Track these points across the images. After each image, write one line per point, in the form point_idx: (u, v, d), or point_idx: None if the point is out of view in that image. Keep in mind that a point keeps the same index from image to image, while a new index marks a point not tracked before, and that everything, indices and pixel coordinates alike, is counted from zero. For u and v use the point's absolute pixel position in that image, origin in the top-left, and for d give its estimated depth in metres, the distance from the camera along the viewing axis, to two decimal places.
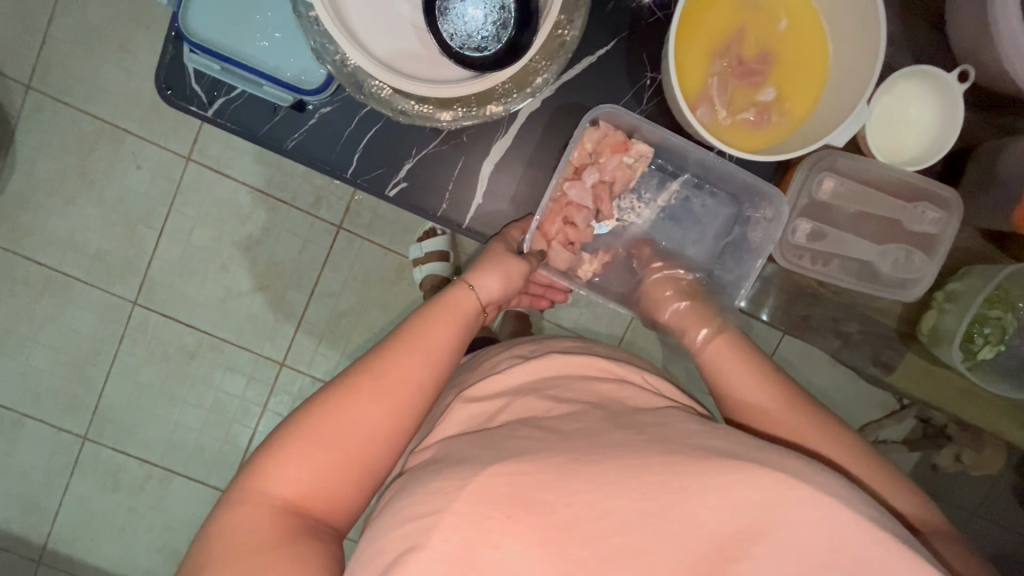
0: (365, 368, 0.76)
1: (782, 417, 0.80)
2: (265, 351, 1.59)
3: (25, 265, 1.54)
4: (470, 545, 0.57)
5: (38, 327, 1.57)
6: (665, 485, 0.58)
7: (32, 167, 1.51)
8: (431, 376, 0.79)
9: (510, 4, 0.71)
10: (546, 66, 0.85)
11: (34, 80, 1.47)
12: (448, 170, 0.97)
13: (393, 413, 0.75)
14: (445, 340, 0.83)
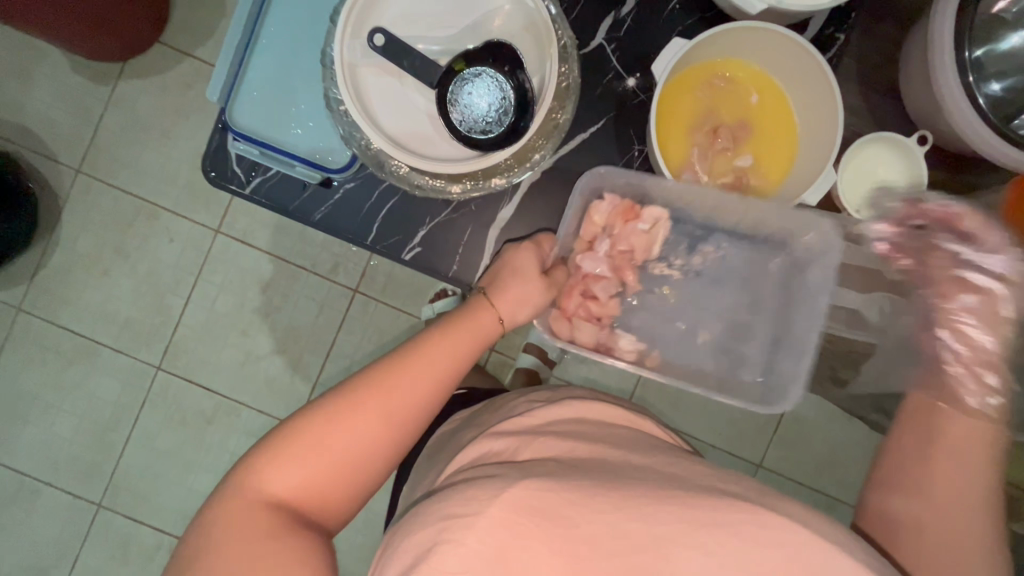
0: (374, 384, 0.80)
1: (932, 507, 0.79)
2: (281, 414, 1.63)
3: (57, 334, 1.62)
4: (501, 544, 0.58)
5: (64, 393, 1.63)
6: (677, 518, 0.59)
7: (73, 241, 1.63)
8: (430, 398, 0.84)
9: (511, 95, 0.84)
10: (543, 144, 0.94)
11: (83, 164, 1.62)
12: (458, 236, 1.04)
13: (394, 429, 0.80)
14: (444, 366, 0.85)
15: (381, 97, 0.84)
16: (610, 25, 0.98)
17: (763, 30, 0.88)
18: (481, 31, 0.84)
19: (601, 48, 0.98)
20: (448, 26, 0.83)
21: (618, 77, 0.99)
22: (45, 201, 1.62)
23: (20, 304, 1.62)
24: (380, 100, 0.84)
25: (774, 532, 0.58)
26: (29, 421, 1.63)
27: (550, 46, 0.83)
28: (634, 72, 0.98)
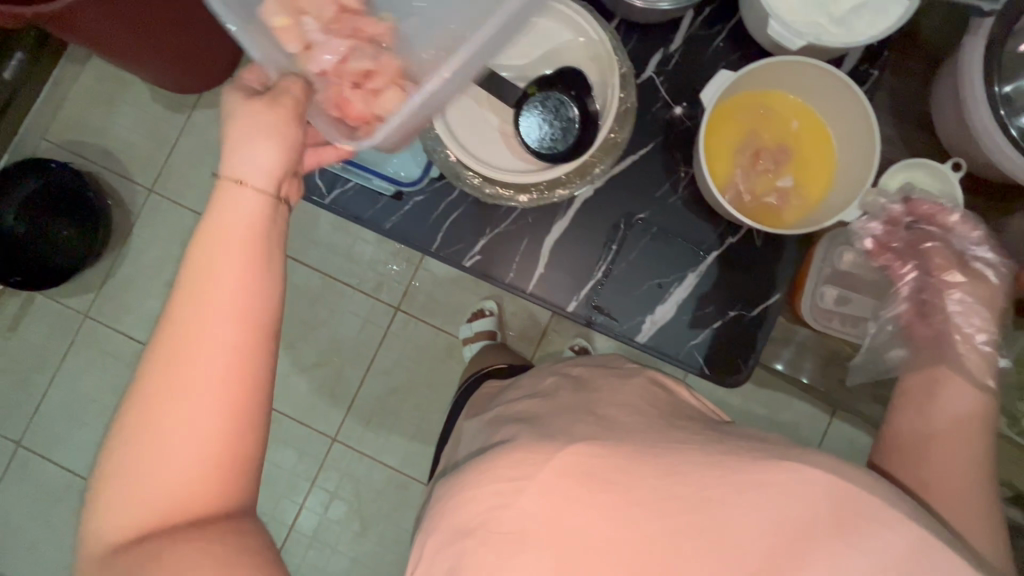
0: (145, 401, 0.59)
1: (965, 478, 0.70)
2: (319, 426, 1.69)
3: (118, 339, 1.73)
4: (551, 509, 0.64)
5: (119, 397, 1.72)
6: (703, 480, 0.63)
7: (140, 255, 1.75)
8: (229, 376, 0.60)
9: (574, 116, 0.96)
10: (601, 160, 1.03)
11: (155, 183, 1.76)
12: (516, 246, 1.11)
13: (208, 430, 0.59)
14: (209, 332, 0.60)
15: (468, 114, 0.97)
16: (660, 59, 1.04)
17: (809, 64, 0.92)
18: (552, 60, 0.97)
19: (650, 80, 1.04)
20: (525, 56, 0.97)
21: (665, 106, 1.05)
22: (118, 216, 1.76)
23: (86, 311, 1.73)
24: (466, 118, 0.97)
25: (816, 492, 0.60)
26: (83, 423, 1.71)
27: (611, 71, 0.94)
28: (681, 102, 1.05)
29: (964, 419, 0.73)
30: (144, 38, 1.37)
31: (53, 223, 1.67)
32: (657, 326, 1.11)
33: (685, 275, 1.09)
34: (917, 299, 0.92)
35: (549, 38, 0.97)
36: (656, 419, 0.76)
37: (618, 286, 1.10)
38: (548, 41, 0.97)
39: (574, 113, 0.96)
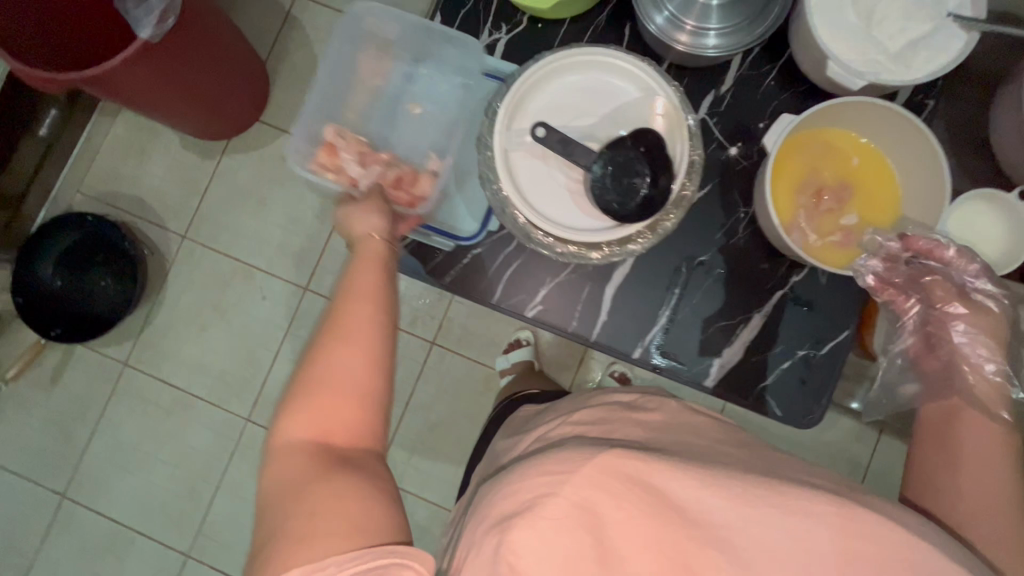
0: (315, 373, 0.69)
1: (997, 495, 0.71)
2: None
3: (158, 387, 1.74)
4: (595, 506, 0.58)
5: (161, 443, 1.72)
6: (751, 498, 0.57)
7: (176, 301, 1.77)
8: (381, 359, 0.71)
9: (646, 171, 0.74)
10: (674, 214, 0.78)
11: (189, 230, 1.78)
12: (579, 292, 0.94)
13: (358, 405, 0.68)
14: (370, 322, 0.72)
15: (534, 174, 0.79)
16: (713, 100, 0.86)
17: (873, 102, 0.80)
18: (620, 116, 0.79)
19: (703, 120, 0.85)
20: (588, 115, 0.79)
21: (719, 147, 0.86)
22: (154, 264, 1.78)
23: (126, 360, 1.75)
24: (533, 179, 0.79)
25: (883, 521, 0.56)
26: (126, 471, 1.71)
27: (682, 127, 0.76)
28: (737, 142, 0.85)
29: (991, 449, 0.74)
30: (173, 90, 1.39)
31: (90, 275, 1.69)
32: (727, 375, 0.97)
33: (749, 316, 0.90)
34: (923, 332, 0.86)
35: (613, 91, 0.79)
36: (700, 441, 0.72)
37: (680, 335, 0.92)
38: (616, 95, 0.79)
39: (647, 174, 0.74)
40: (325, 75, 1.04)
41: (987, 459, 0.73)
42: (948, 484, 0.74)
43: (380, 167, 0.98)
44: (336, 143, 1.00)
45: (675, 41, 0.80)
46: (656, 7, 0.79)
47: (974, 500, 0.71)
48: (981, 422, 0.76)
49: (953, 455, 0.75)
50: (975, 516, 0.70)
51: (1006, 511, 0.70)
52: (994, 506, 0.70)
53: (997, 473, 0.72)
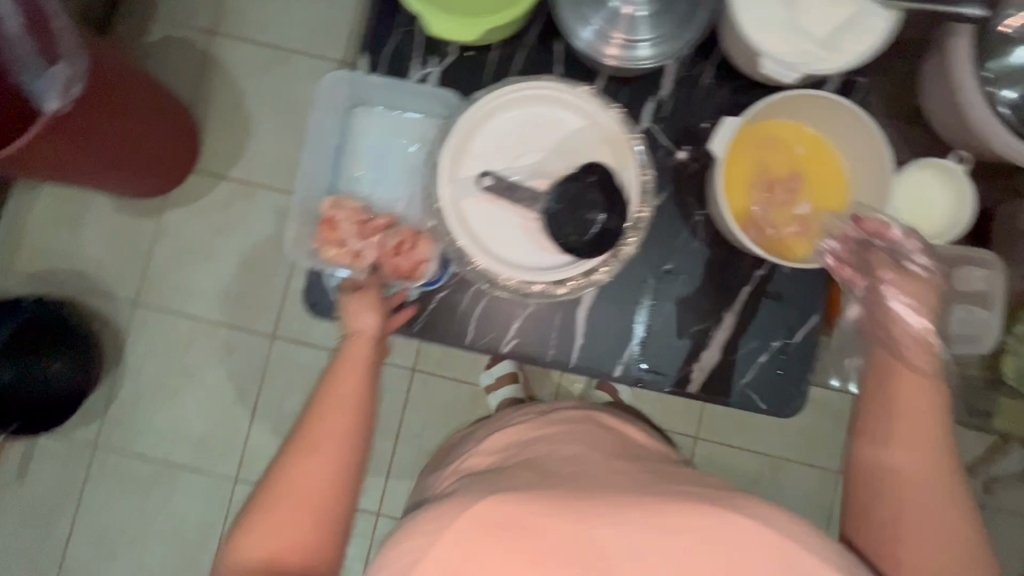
0: (279, 487, 0.73)
1: (939, 501, 0.71)
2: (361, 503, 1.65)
3: (134, 463, 1.66)
4: (462, 561, 0.62)
5: (149, 521, 1.65)
6: (625, 522, 0.62)
7: (139, 372, 1.68)
8: (338, 466, 0.75)
9: (598, 197, 0.72)
10: (632, 238, 0.75)
11: (139, 296, 1.70)
12: (562, 316, 0.83)
13: (309, 512, 0.72)
14: (328, 443, 0.76)
15: (490, 218, 0.75)
16: (653, 107, 0.82)
17: (812, 96, 0.79)
18: (568, 150, 0.75)
19: (649, 131, 0.82)
20: (534, 151, 0.75)
21: (668, 153, 0.82)
22: (107, 337, 1.69)
23: (94, 441, 1.66)
24: (496, 227, 0.75)
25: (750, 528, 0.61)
26: (117, 555, 1.64)
27: (627, 154, 0.74)
28: (684, 145, 0.82)
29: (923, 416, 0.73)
30: (99, 156, 1.32)
31: (34, 363, 1.55)
32: (709, 373, 0.82)
33: (720, 316, 0.82)
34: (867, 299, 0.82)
35: (560, 122, 0.76)
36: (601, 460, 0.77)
37: (658, 347, 0.82)
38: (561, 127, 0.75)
39: (599, 211, 0.72)
40: (312, 148, 0.89)
41: (908, 459, 0.73)
42: (873, 488, 0.75)
43: (380, 236, 0.85)
44: (334, 216, 0.86)
45: (607, 56, 0.78)
46: (583, 22, 0.78)
47: (901, 503, 0.72)
48: (914, 408, 0.74)
49: (877, 457, 0.75)
50: (896, 522, 0.72)
51: (945, 512, 0.71)
52: (925, 510, 0.71)
53: (927, 474, 0.72)
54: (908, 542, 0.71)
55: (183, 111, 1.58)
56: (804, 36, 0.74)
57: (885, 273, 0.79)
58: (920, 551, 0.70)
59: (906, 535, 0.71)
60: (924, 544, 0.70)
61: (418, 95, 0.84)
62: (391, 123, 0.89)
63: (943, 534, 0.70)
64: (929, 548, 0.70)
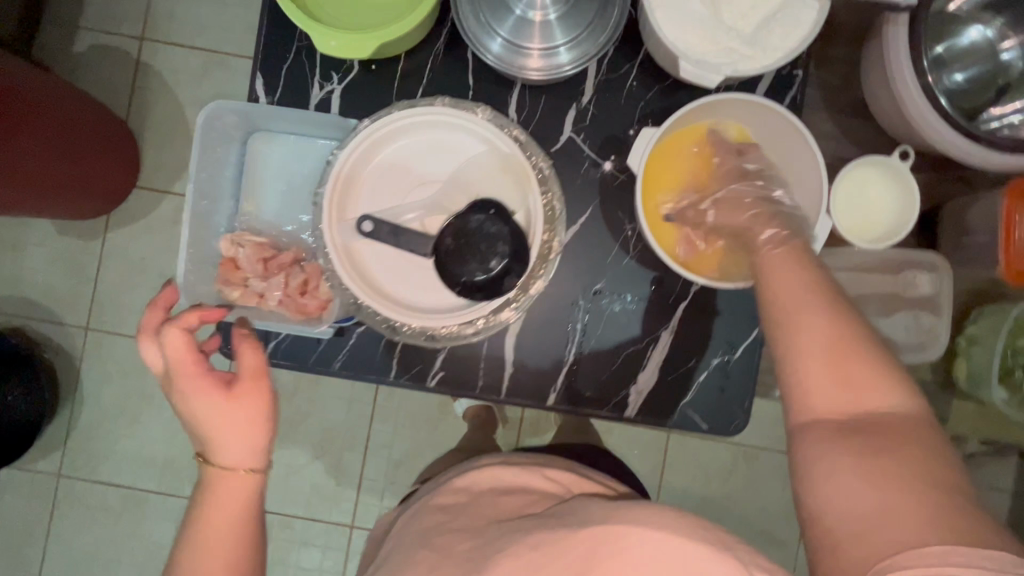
0: (190, 531, 0.60)
1: (857, 390, 0.49)
2: (334, 516, 1.62)
3: (101, 492, 1.61)
4: None
5: (122, 545, 1.62)
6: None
7: (98, 398, 1.63)
8: (247, 515, 0.61)
9: (499, 229, 0.58)
10: (543, 270, 0.64)
11: (90, 321, 1.63)
12: (492, 346, 0.78)
13: (220, 563, 0.59)
14: (244, 483, 0.61)
15: (380, 268, 0.61)
16: (574, 116, 0.77)
17: (755, 103, 0.68)
18: (467, 181, 0.62)
19: (570, 142, 0.77)
20: (426, 184, 0.62)
21: (593, 165, 0.77)
22: (62, 366, 1.63)
23: (59, 471, 1.62)
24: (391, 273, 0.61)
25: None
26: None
27: (530, 178, 0.60)
28: (608, 156, 0.76)
29: (826, 328, 0.51)
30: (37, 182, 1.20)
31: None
32: (645, 397, 0.78)
33: (656, 335, 0.78)
34: None
35: (455, 149, 0.62)
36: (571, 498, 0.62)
37: (593, 372, 0.78)
38: (456, 153, 0.62)
39: (500, 249, 0.58)
40: (199, 186, 0.72)
41: (812, 339, 0.51)
42: (783, 375, 0.53)
43: (286, 274, 0.72)
44: (234, 256, 0.73)
45: (527, 68, 0.73)
46: (488, 33, 0.73)
47: (801, 391, 0.51)
48: (788, 267, 0.56)
49: (779, 332, 0.53)
50: (814, 417, 0.50)
51: (870, 402, 0.49)
52: (842, 404, 0.49)
53: (831, 349, 0.50)
54: (838, 466, 0.47)
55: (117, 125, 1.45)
56: (727, 32, 0.68)
57: (766, 227, 0.63)
58: (854, 480, 0.46)
59: (820, 443, 0.49)
60: (848, 462, 0.47)
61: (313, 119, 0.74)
62: (288, 145, 0.76)
63: (878, 438, 0.47)
64: (864, 476, 0.46)
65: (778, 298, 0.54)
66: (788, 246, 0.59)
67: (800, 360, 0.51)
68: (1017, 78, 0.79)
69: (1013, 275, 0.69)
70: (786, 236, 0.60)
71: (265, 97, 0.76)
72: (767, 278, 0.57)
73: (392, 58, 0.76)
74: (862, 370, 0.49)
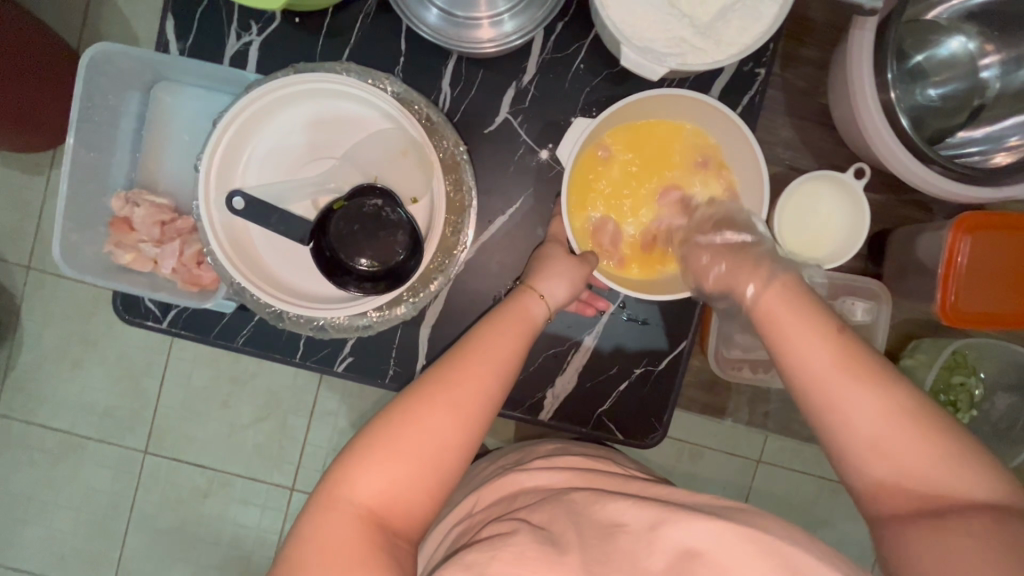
0: (382, 426, 0.51)
1: (927, 466, 0.44)
2: (274, 479, 1.15)
3: (39, 436, 1.17)
4: None
5: (31, 497, 1.18)
6: None
7: (37, 336, 1.15)
8: (474, 421, 0.53)
9: (403, 221, 0.60)
10: (443, 263, 0.67)
11: (33, 260, 1.13)
12: (405, 335, 0.71)
13: (419, 470, 0.50)
14: (487, 376, 0.54)
15: (271, 255, 0.63)
16: (513, 95, 0.70)
17: (699, 102, 0.64)
18: (367, 159, 0.63)
19: (505, 125, 0.70)
20: (323, 159, 0.63)
21: (529, 152, 0.70)
22: None
23: None
24: (284, 259, 0.63)
25: None
26: (23, 529, 1.18)
27: (434, 166, 0.62)
28: (546, 144, 0.70)
29: (869, 400, 0.45)
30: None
31: None
32: (562, 402, 0.75)
33: (579, 339, 0.74)
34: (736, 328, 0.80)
35: (355, 124, 0.63)
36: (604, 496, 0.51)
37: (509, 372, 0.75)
38: (358, 128, 0.63)
39: (399, 242, 0.60)
40: (83, 135, 0.67)
41: (866, 415, 0.45)
42: (843, 460, 0.47)
43: (181, 242, 0.69)
44: (129, 215, 0.69)
45: (479, 40, 0.66)
46: (422, 2, 0.67)
47: (869, 479, 0.46)
48: (801, 322, 0.49)
49: (825, 414, 0.47)
50: (896, 508, 0.45)
51: (944, 481, 0.44)
52: (904, 478, 0.45)
53: (888, 430, 0.45)
54: (939, 562, 0.42)
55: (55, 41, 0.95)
56: (680, 18, 0.61)
57: (744, 280, 0.55)
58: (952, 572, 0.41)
59: (909, 535, 0.44)
60: (950, 556, 0.42)
61: (217, 74, 0.69)
62: (199, 100, 0.71)
63: (961, 518, 0.43)
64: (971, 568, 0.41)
65: (810, 371, 0.47)
66: (780, 291, 0.52)
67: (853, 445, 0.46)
68: (993, 99, 0.73)
69: (948, 315, 0.68)
70: (773, 276, 0.53)
71: (174, 42, 0.69)
72: (778, 338, 0.49)
73: (317, 11, 0.68)
74: (925, 440, 0.44)
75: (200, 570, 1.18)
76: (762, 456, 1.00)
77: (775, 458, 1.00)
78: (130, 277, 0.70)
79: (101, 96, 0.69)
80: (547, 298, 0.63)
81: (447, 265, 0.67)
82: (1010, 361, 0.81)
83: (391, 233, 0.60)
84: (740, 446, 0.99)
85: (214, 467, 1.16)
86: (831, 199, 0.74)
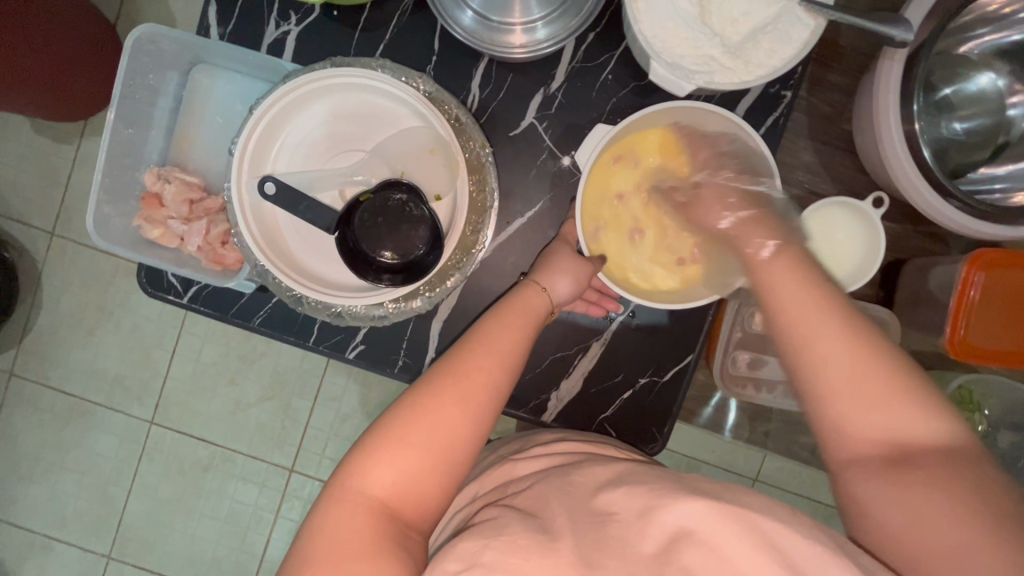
0: (393, 421, 0.52)
1: (901, 427, 0.44)
2: (274, 457, 1.17)
3: (49, 397, 1.20)
4: None
5: (39, 455, 1.21)
6: None
7: (56, 300, 1.18)
8: (483, 411, 0.54)
9: (422, 213, 0.62)
10: (460, 262, 0.68)
11: (57, 226, 1.16)
12: (417, 327, 0.72)
13: (429, 463, 0.52)
14: (492, 374, 0.56)
15: (296, 242, 0.65)
16: (540, 101, 0.71)
17: (723, 119, 0.65)
18: (395, 155, 0.65)
19: (530, 130, 0.71)
20: (352, 153, 0.65)
21: (550, 157, 0.71)
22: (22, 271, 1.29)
23: (8, 368, 1.20)
24: (309, 247, 0.65)
25: None
26: (28, 488, 1.21)
27: (459, 167, 0.63)
28: (568, 151, 0.71)
29: (846, 353, 0.46)
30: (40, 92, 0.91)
31: None
32: (565, 405, 0.76)
33: (587, 344, 0.75)
34: (744, 343, 0.81)
35: (385, 119, 0.65)
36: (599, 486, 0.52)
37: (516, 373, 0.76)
38: (387, 124, 0.65)
39: (421, 235, 0.62)
40: (123, 110, 0.70)
41: (838, 364, 0.46)
42: (817, 412, 0.48)
43: (208, 222, 0.71)
44: (160, 191, 0.71)
45: (512, 46, 0.68)
46: (458, 4, 0.68)
47: (836, 430, 0.47)
48: (792, 280, 0.51)
49: (798, 360, 0.48)
50: (858, 455, 0.46)
51: (916, 439, 0.44)
52: (873, 431, 0.45)
53: (861, 382, 0.45)
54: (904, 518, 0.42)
55: (94, 13, 0.97)
56: (710, 38, 0.62)
57: (758, 236, 0.56)
58: (907, 520, 0.42)
59: (870, 488, 0.44)
60: (911, 510, 0.42)
61: (256, 62, 0.71)
62: (236, 85, 0.73)
63: (929, 471, 0.42)
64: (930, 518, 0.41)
65: (786, 314, 0.50)
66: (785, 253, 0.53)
67: (821, 394, 0.47)
68: (1018, 138, 0.73)
69: (956, 349, 0.68)
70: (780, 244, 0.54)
71: (215, 27, 0.71)
72: (771, 296, 0.51)
73: (356, 6, 0.70)
74: (893, 396, 0.45)
75: (197, 541, 1.20)
76: (758, 474, 1.00)
77: (771, 477, 1.00)
78: (158, 252, 0.72)
79: (141, 75, 0.71)
80: (549, 292, 0.64)
81: (465, 261, 0.68)
82: (1012, 401, 0.81)
83: (413, 227, 0.62)
84: (737, 463, 1.00)
85: (218, 443, 1.18)
86: (829, 215, 0.74)
